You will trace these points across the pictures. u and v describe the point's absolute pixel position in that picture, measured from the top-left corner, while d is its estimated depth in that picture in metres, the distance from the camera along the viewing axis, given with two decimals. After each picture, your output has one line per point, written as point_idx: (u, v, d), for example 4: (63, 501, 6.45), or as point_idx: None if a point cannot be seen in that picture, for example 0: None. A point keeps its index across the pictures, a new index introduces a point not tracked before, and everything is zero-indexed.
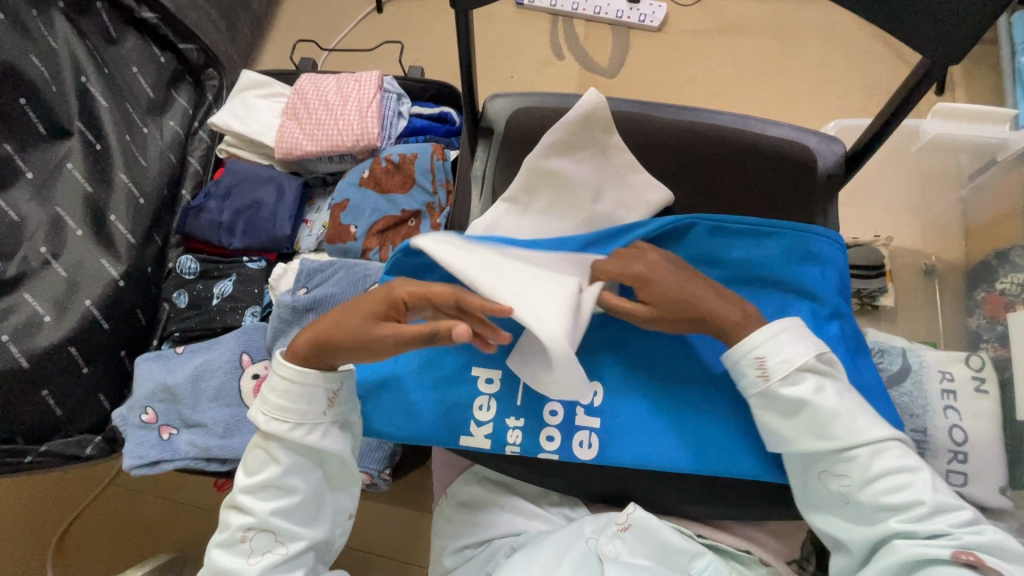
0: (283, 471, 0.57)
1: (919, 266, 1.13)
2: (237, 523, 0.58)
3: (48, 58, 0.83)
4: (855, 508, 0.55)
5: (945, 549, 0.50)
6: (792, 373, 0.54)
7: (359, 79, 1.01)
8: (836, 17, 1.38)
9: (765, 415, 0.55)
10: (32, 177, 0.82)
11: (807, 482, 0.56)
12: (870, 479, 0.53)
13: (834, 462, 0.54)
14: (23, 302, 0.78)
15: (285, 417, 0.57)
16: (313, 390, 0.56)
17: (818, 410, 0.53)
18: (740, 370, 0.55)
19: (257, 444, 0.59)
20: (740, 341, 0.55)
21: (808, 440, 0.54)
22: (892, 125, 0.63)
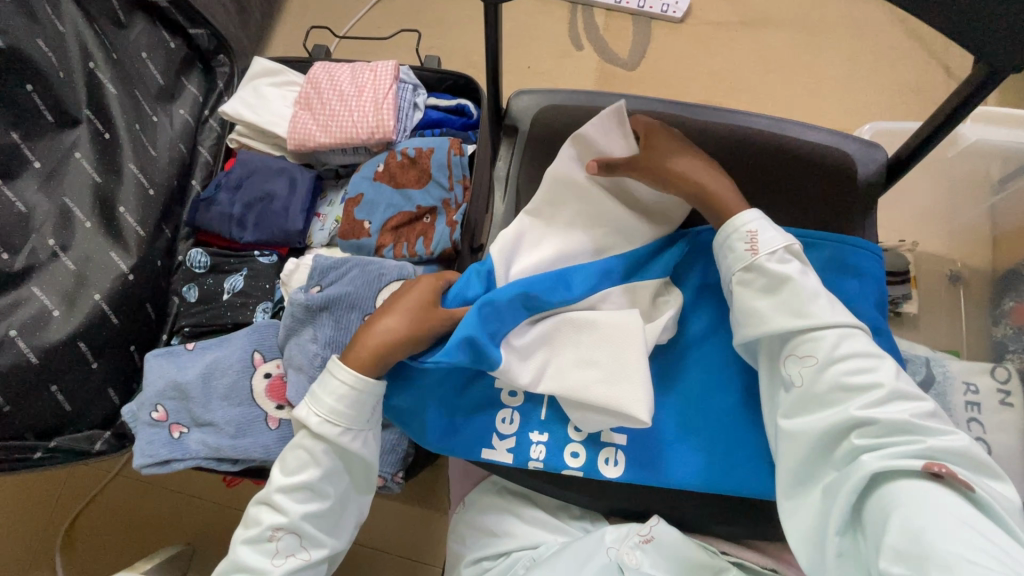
0: (324, 475, 0.56)
1: (944, 272, 1.10)
2: (267, 521, 0.57)
3: (55, 42, 0.80)
4: (813, 402, 0.52)
5: (915, 458, 0.47)
6: (779, 251, 0.55)
7: (375, 69, 0.98)
8: (865, 11, 1.33)
9: (745, 291, 0.56)
10: (39, 167, 0.78)
11: (772, 369, 0.55)
12: (835, 364, 0.52)
13: (800, 343, 0.53)
14: (32, 295, 0.76)
15: (336, 420, 0.55)
16: (368, 399, 0.56)
17: (799, 288, 0.54)
18: (730, 246, 0.57)
19: (300, 444, 0.57)
20: (729, 220, 0.57)
21: (783, 315, 0.53)
22: (947, 127, 0.60)
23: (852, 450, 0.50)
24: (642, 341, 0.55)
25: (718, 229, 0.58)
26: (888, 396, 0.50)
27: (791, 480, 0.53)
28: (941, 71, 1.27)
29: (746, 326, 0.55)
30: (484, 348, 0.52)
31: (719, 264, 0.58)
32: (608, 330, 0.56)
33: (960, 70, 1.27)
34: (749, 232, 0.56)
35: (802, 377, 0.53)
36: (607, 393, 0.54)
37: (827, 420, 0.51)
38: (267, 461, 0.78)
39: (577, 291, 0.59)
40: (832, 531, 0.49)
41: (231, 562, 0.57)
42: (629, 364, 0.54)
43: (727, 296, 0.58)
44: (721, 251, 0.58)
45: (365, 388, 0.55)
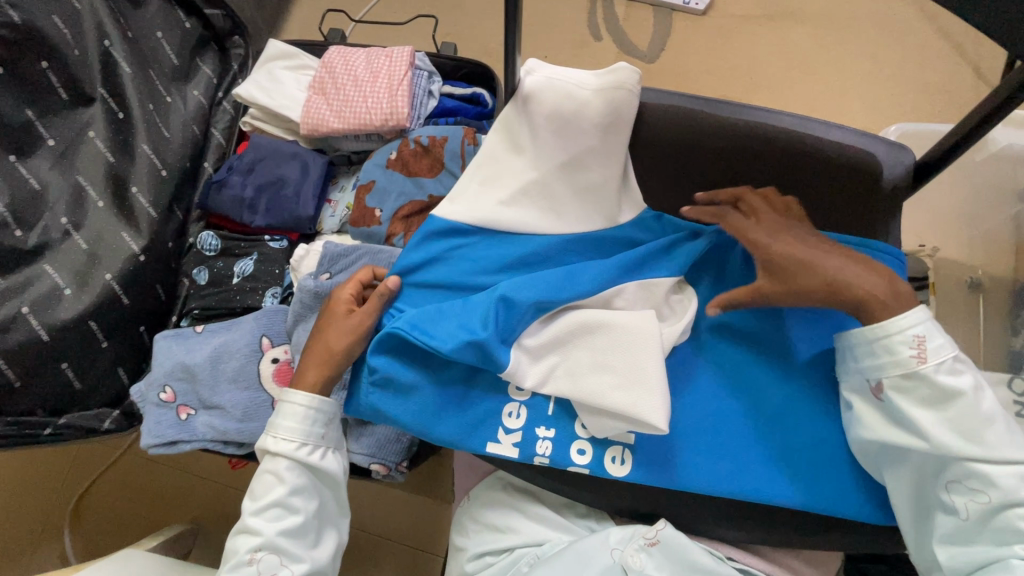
0: (290, 492, 0.62)
1: (964, 280, 1.07)
2: (244, 546, 0.61)
3: (70, 19, 0.80)
4: (976, 523, 0.51)
5: None
6: (948, 360, 0.51)
7: (390, 54, 0.97)
8: (894, 7, 1.29)
9: (902, 398, 0.52)
10: (53, 144, 0.79)
11: (924, 484, 0.53)
12: (1009, 501, 0.49)
13: (970, 474, 0.51)
14: (44, 273, 0.77)
15: (288, 438, 0.63)
16: (317, 414, 0.64)
17: (972, 407, 0.50)
18: (891, 347, 0.52)
19: (265, 468, 0.63)
20: (888, 320, 0.52)
21: (952, 434, 0.51)
22: (982, 130, 0.59)
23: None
24: (656, 341, 0.55)
25: (868, 324, 0.53)
26: None
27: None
28: (970, 72, 1.24)
29: (900, 438, 0.53)
30: (492, 352, 0.55)
31: (862, 359, 0.54)
32: (622, 331, 0.56)
33: (990, 71, 1.23)
34: (913, 337, 0.52)
35: (968, 508, 0.51)
36: (624, 397, 0.53)
37: (988, 554, 0.50)
38: None
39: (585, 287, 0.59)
40: None
41: None
42: (643, 367, 0.54)
43: (873, 395, 0.55)
44: (868, 349, 0.53)
45: (316, 405, 0.64)
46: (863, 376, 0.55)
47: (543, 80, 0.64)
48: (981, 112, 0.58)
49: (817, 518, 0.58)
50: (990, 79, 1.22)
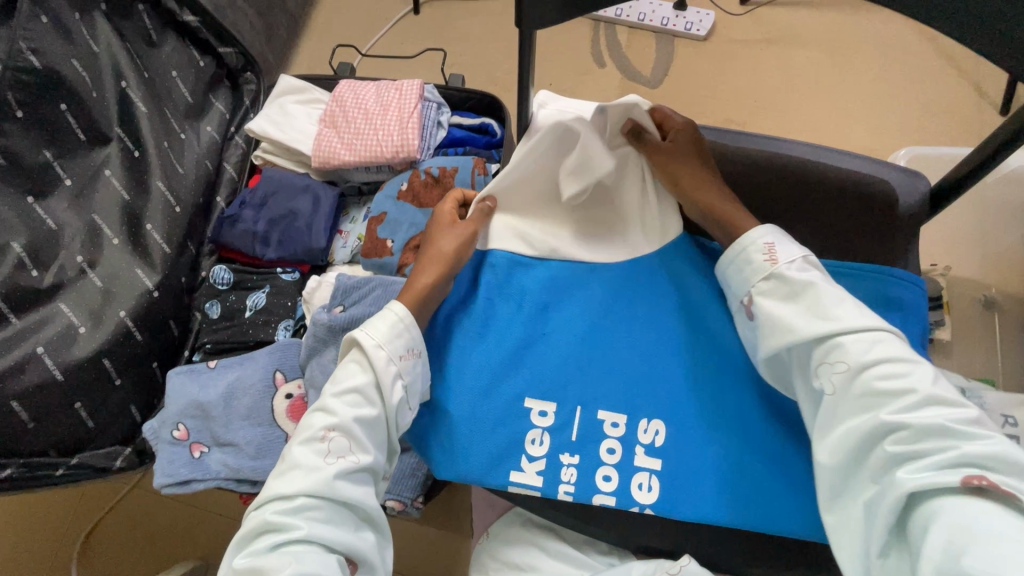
0: (371, 384, 0.54)
1: (978, 297, 1.07)
2: (318, 423, 0.53)
3: (89, 62, 0.80)
4: (841, 407, 0.50)
5: (953, 473, 0.43)
6: (797, 261, 0.54)
7: (400, 87, 0.98)
8: (892, 30, 1.32)
9: (766, 300, 0.54)
10: (70, 184, 0.79)
11: (805, 376, 0.53)
12: (865, 370, 0.48)
13: (830, 349, 0.50)
14: (59, 312, 0.76)
15: (375, 335, 0.55)
16: (411, 330, 0.56)
17: (822, 293, 0.52)
18: (746, 256, 0.56)
19: (351, 355, 0.56)
20: (740, 238, 0.57)
21: (805, 319, 0.52)
22: (994, 161, 0.59)
23: (890, 460, 0.46)
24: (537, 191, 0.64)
25: (731, 245, 0.58)
26: (923, 403, 0.46)
27: (829, 491, 0.50)
28: (972, 92, 1.25)
29: (770, 339, 0.53)
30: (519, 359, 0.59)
31: (733, 278, 0.57)
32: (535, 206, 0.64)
33: (992, 90, 1.24)
34: (764, 243, 0.55)
35: (832, 386, 0.50)
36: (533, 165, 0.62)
37: (857, 428, 0.48)
38: None
39: (624, 309, 0.61)
40: (871, 551, 0.46)
41: (280, 466, 0.52)
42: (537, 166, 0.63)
43: (745, 309, 0.56)
44: (734, 264, 0.57)
45: (409, 320, 0.56)
46: (737, 296, 0.57)
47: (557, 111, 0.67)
48: (988, 148, 0.59)
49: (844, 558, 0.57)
50: (992, 98, 1.24)
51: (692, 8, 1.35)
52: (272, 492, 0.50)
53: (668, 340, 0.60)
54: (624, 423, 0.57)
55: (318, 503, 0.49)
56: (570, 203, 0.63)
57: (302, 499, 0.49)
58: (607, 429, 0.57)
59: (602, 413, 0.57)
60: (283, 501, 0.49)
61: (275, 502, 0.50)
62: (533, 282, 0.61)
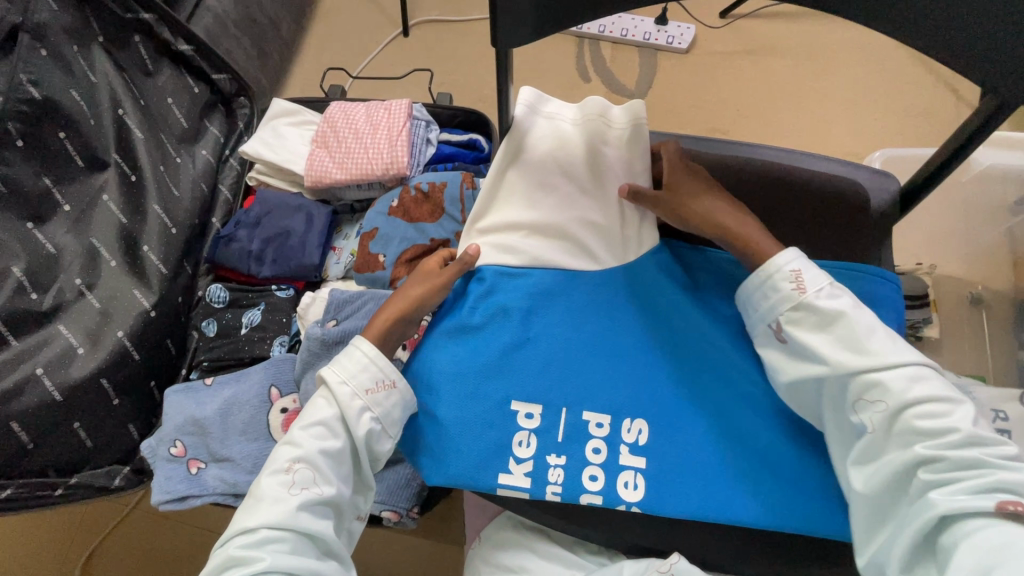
0: (335, 416, 0.57)
1: (965, 295, 1.09)
2: (284, 456, 0.56)
3: (87, 92, 0.84)
4: (880, 440, 0.51)
5: (990, 502, 0.45)
6: (826, 289, 0.55)
7: (389, 107, 1.01)
8: (869, 38, 1.36)
9: (796, 330, 0.55)
10: (68, 210, 0.82)
11: (837, 407, 0.54)
12: (904, 405, 0.50)
13: (868, 384, 0.51)
14: (58, 333, 0.78)
15: (340, 372, 0.58)
16: (377, 364, 0.59)
17: (852, 324, 0.53)
18: (774, 285, 0.56)
19: (318, 391, 0.59)
20: (766, 263, 0.57)
21: (840, 352, 0.53)
22: (960, 157, 0.60)
23: (927, 491, 0.48)
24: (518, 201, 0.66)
25: (755, 270, 0.58)
26: (964, 438, 0.48)
27: (865, 520, 0.52)
28: (950, 95, 1.29)
29: (802, 369, 0.55)
30: (507, 363, 0.60)
31: (759, 303, 0.58)
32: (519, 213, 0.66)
33: (969, 93, 1.28)
34: (791, 272, 0.56)
35: (871, 421, 0.51)
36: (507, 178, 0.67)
37: (898, 463, 0.49)
38: None
39: (605, 312, 0.62)
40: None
41: (247, 498, 0.55)
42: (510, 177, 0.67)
43: (774, 337, 0.57)
44: (761, 291, 0.58)
45: (378, 356, 0.59)
46: (763, 323, 0.58)
47: (544, 122, 0.67)
48: (937, 158, 0.62)
49: (825, 550, 0.58)
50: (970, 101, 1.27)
51: (674, 23, 1.38)
52: (238, 526, 0.52)
53: (650, 340, 0.61)
54: (609, 423, 0.58)
55: (283, 535, 0.51)
56: (548, 207, 0.65)
57: (264, 531, 0.51)
58: (592, 429, 0.58)
59: (587, 414, 0.59)
60: (246, 534, 0.52)
61: (239, 534, 0.52)
62: (514, 288, 0.63)
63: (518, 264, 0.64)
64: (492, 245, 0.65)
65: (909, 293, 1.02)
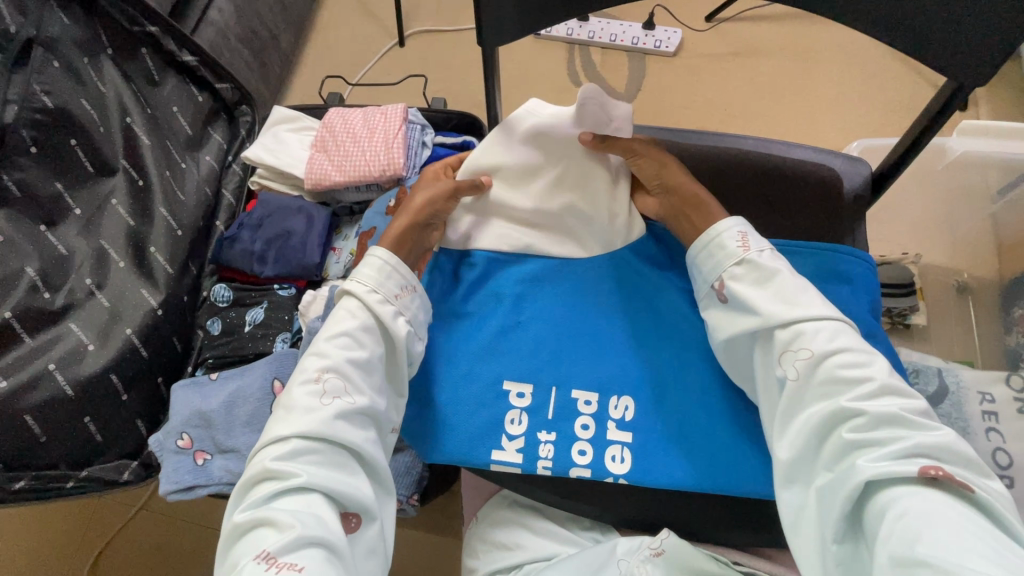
0: (361, 327, 0.58)
1: (951, 283, 1.11)
2: (312, 366, 0.56)
3: (97, 101, 0.87)
4: (807, 393, 0.53)
5: (909, 462, 0.47)
6: (764, 252, 0.59)
7: (385, 112, 1.05)
8: (851, 38, 1.40)
9: (736, 285, 0.58)
10: (79, 213, 0.85)
11: (768, 359, 0.56)
12: (834, 358, 0.53)
13: (801, 335, 0.54)
14: (69, 331, 0.81)
15: (366, 282, 0.60)
16: (398, 271, 0.61)
17: (787, 281, 0.56)
18: (719, 244, 0.60)
19: (343, 304, 0.60)
20: (710, 228, 0.61)
21: (773, 303, 0.56)
22: (922, 142, 0.63)
23: (848, 446, 0.50)
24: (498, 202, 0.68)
25: (702, 234, 0.62)
26: (885, 395, 0.51)
27: (786, 475, 0.53)
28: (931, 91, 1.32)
29: (737, 320, 0.58)
30: (499, 346, 0.63)
31: (703, 264, 0.61)
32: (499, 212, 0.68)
33: None
34: (736, 234, 0.60)
35: (798, 372, 0.53)
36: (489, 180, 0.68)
37: (822, 414, 0.51)
38: None
39: (591, 297, 0.65)
40: (829, 538, 0.49)
41: (277, 410, 0.55)
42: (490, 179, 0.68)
43: (716, 294, 0.60)
44: (706, 251, 0.61)
45: (394, 262, 0.61)
46: (707, 281, 0.61)
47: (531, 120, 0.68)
48: (906, 141, 0.64)
49: None
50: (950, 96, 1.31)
51: (661, 27, 1.43)
52: (270, 437, 0.53)
53: (634, 322, 0.64)
54: (596, 401, 0.61)
55: (315, 445, 0.52)
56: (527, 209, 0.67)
57: (295, 441, 0.52)
58: (580, 407, 0.61)
59: (576, 392, 0.61)
60: (279, 443, 0.52)
61: (273, 444, 0.53)
62: (506, 276, 0.66)
63: (507, 253, 0.67)
64: (483, 237, 0.67)
65: (895, 282, 1.04)
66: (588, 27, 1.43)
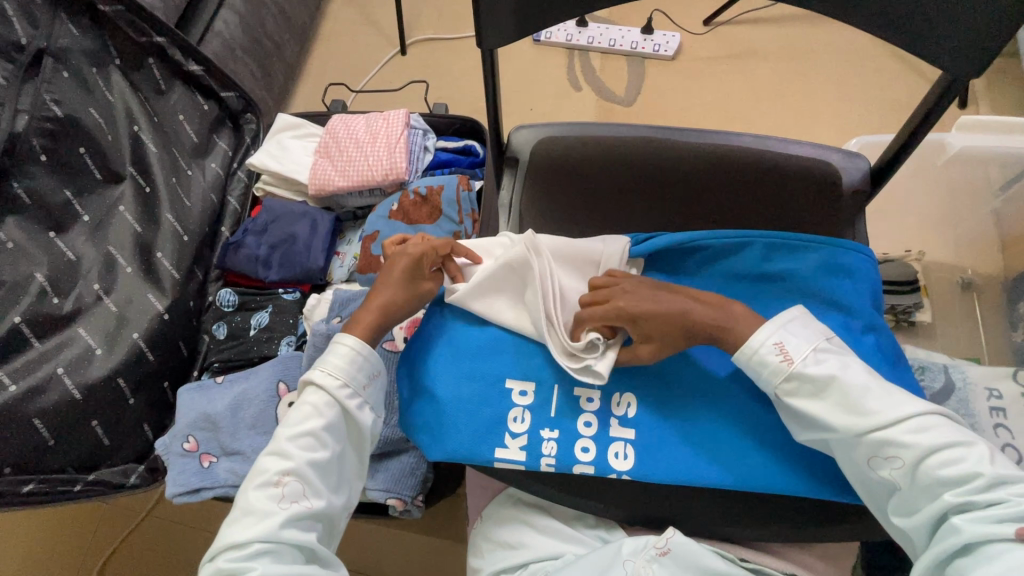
0: (326, 426, 0.59)
1: (955, 280, 1.11)
2: (272, 467, 0.57)
3: (105, 110, 0.89)
4: (906, 492, 0.52)
5: (1010, 528, 0.47)
6: (812, 353, 0.55)
7: (388, 118, 1.06)
8: (848, 38, 1.41)
9: (797, 401, 0.55)
10: (87, 220, 0.86)
11: (853, 468, 0.54)
12: (920, 457, 0.51)
13: (881, 445, 0.52)
14: (77, 336, 0.82)
15: (334, 376, 0.60)
16: (366, 363, 0.62)
17: (847, 385, 0.54)
18: (762, 361, 0.55)
19: (306, 398, 0.60)
20: (744, 344, 0.56)
21: (842, 418, 0.53)
22: (916, 138, 0.64)
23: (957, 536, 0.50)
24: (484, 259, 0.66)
25: (734, 351, 0.57)
26: (983, 478, 0.49)
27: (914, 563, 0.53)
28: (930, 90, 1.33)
29: (813, 434, 0.55)
30: (500, 351, 0.63)
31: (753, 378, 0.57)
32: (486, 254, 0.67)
33: None
34: (774, 344, 0.56)
35: (895, 478, 0.52)
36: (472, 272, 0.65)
37: (930, 513, 0.51)
38: None
39: None
40: None
41: (237, 509, 0.56)
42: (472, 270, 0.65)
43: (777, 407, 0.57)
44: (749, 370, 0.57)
45: (364, 352, 0.62)
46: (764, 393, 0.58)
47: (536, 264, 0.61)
48: (903, 135, 0.65)
49: (815, 513, 0.59)
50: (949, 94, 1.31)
51: (659, 32, 1.44)
52: (224, 542, 0.54)
53: None
54: (599, 398, 0.61)
55: (274, 548, 0.53)
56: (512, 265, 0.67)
57: (255, 545, 0.53)
58: (583, 404, 0.61)
59: (577, 389, 0.61)
60: (236, 548, 0.53)
61: (229, 548, 0.54)
62: None
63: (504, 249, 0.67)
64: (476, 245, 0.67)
65: (897, 279, 1.04)
66: (587, 32, 1.44)
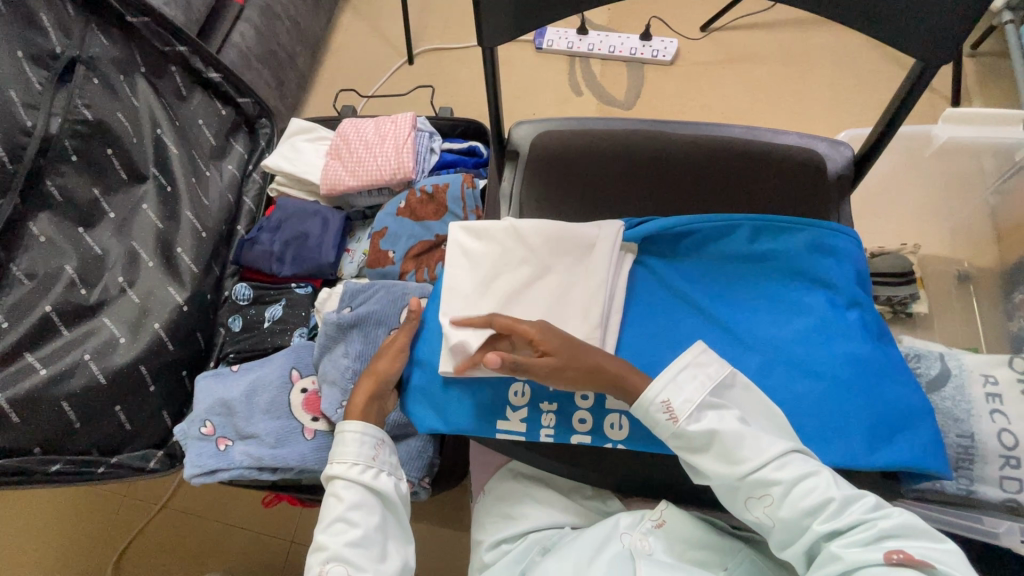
0: (350, 506, 0.63)
1: (952, 272, 1.13)
2: (315, 561, 0.61)
3: (131, 114, 0.95)
4: (784, 528, 0.55)
5: (876, 553, 0.50)
6: (696, 409, 0.57)
7: (395, 121, 1.11)
8: (842, 41, 1.45)
9: (684, 453, 0.58)
10: (113, 217, 0.91)
11: (741, 511, 0.57)
12: (787, 492, 0.54)
13: (755, 486, 0.55)
14: (102, 325, 0.86)
15: (344, 459, 0.65)
16: (370, 435, 0.67)
17: (726, 437, 0.56)
18: (651, 417, 0.58)
19: (330, 489, 0.65)
20: (637, 400, 0.58)
21: (722, 468, 0.56)
22: (897, 123, 0.67)
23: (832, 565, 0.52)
24: (479, 235, 0.68)
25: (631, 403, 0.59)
26: (840, 505, 0.52)
27: None
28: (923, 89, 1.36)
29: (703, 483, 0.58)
30: None
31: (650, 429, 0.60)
32: (485, 233, 0.68)
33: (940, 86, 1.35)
34: (663, 402, 0.58)
35: (773, 516, 0.55)
36: (472, 250, 0.68)
37: (803, 544, 0.53)
38: (303, 469, 0.84)
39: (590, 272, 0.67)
40: None
41: None
42: (468, 248, 0.68)
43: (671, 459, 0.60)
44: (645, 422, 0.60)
45: (367, 429, 0.67)
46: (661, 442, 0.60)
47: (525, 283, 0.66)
48: (886, 116, 0.67)
49: None
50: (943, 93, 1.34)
51: (658, 38, 1.49)
52: None
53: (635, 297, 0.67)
54: None
55: None
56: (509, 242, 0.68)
57: None
58: None
59: None
60: None
61: None
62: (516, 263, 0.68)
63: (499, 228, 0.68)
64: (472, 228, 0.69)
65: (890, 272, 1.06)
66: (587, 40, 1.50)
